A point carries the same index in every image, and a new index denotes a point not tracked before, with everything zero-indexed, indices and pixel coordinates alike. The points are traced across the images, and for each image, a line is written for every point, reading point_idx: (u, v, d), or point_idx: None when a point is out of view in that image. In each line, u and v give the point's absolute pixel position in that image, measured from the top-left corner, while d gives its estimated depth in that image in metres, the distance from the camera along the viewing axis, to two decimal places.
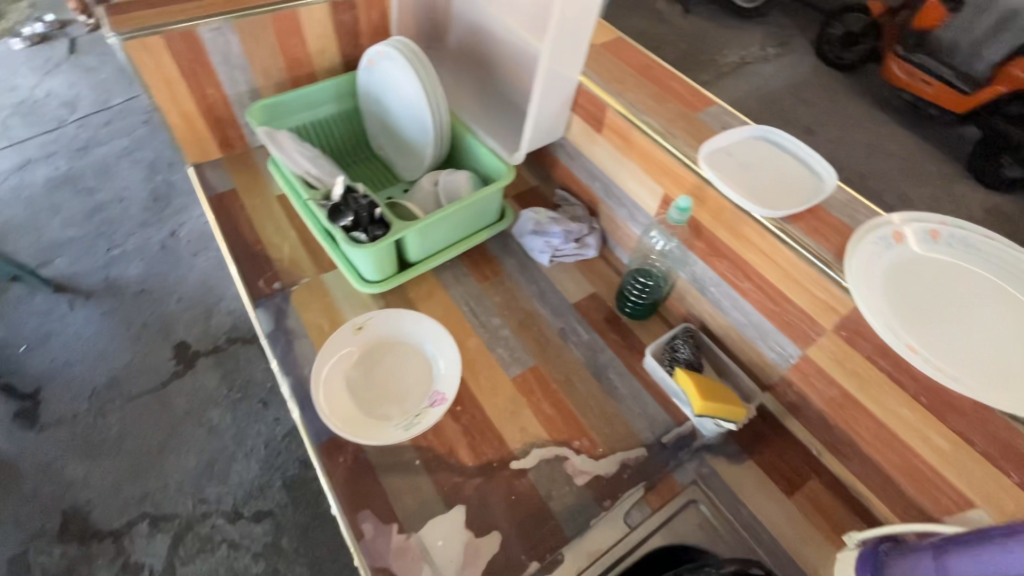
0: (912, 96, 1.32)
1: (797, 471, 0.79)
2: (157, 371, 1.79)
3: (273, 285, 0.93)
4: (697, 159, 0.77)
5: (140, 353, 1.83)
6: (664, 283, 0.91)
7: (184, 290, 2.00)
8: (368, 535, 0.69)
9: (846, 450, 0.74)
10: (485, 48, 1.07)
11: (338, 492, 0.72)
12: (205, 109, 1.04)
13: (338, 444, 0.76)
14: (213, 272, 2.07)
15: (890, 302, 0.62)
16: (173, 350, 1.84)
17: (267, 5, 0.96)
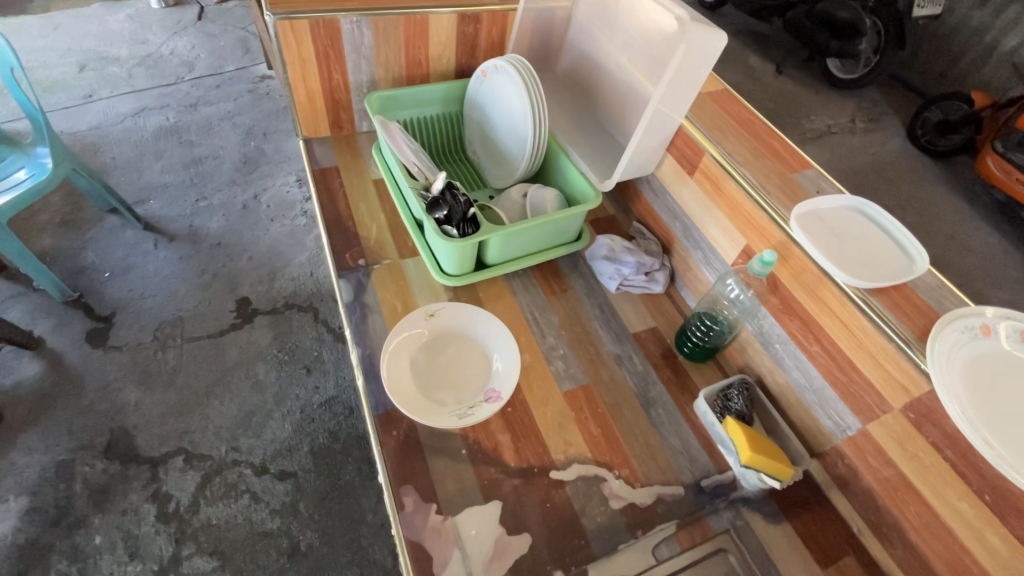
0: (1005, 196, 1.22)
1: (835, 545, 0.77)
2: (218, 320, 1.91)
3: (357, 260, 0.99)
4: (787, 218, 0.79)
5: (206, 300, 1.96)
6: (728, 333, 0.91)
7: (256, 250, 2.13)
8: (408, 509, 0.73)
9: (891, 534, 0.72)
10: (593, 78, 1.12)
11: (387, 463, 0.76)
12: (327, 90, 1.13)
13: (394, 418, 0.80)
14: (284, 238, 2.19)
15: (972, 394, 0.61)
16: (235, 303, 1.96)
17: (402, 8, 1.05)
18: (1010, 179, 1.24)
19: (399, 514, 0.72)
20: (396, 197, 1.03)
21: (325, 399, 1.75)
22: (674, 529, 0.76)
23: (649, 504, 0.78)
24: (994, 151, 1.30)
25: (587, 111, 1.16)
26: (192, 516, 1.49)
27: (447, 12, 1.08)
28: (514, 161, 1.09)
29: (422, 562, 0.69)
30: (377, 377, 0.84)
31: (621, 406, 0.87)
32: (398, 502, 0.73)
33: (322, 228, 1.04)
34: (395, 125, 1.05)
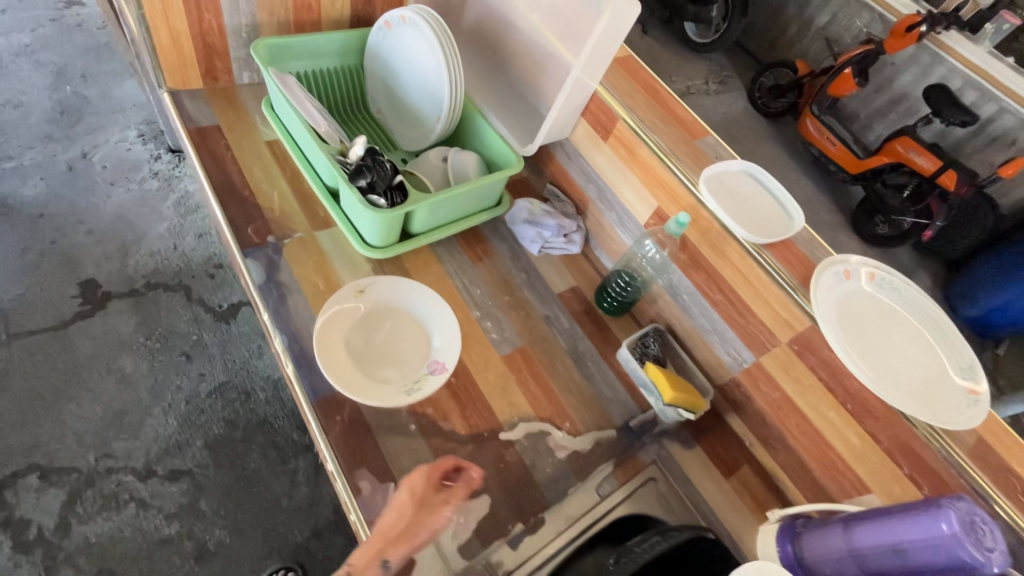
0: (819, 151, 1.48)
1: (734, 459, 0.92)
2: (58, 309, 1.59)
3: (264, 235, 0.89)
4: (697, 181, 0.87)
5: (37, 287, 1.62)
6: (641, 287, 1.01)
7: (96, 222, 1.78)
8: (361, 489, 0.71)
9: (777, 444, 0.88)
10: (503, 37, 1.10)
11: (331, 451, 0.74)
12: (197, 33, 0.96)
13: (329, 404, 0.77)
14: (132, 206, 1.86)
15: (842, 328, 0.75)
16: (78, 287, 1.64)
17: None
18: (822, 139, 1.49)
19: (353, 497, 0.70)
20: (304, 165, 0.94)
21: (214, 386, 1.57)
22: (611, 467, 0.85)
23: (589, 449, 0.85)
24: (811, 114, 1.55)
25: (495, 71, 1.13)
26: (63, 538, 1.29)
27: None
28: (428, 123, 1.03)
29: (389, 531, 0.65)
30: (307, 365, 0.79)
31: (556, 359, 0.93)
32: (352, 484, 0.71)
33: (214, 200, 0.90)
34: (294, 82, 0.93)
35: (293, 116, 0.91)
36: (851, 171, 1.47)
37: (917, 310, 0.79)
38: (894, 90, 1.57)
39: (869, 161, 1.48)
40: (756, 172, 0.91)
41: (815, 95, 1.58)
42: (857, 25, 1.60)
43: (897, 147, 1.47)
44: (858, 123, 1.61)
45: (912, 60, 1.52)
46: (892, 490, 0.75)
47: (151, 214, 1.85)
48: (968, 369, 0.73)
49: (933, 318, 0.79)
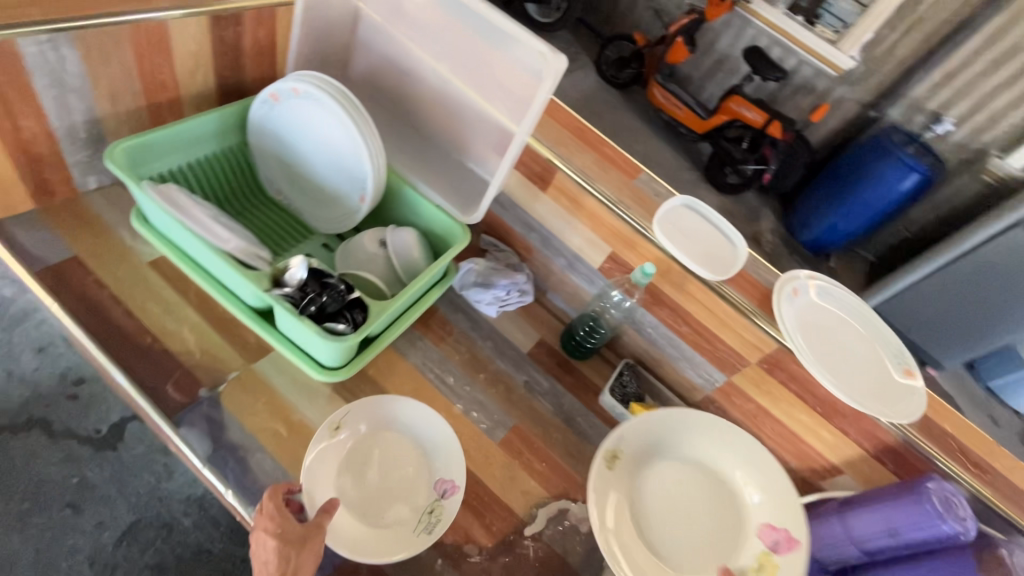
0: (669, 118, 1.59)
1: None
2: None
3: (191, 390, 0.73)
4: (652, 227, 0.88)
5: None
6: (606, 334, 1.00)
7: None
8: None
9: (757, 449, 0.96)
10: (406, 89, 0.99)
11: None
12: (15, 146, 0.72)
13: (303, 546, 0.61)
14: None
15: (810, 350, 0.82)
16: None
17: (121, 14, 0.71)
18: (670, 105, 1.57)
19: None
20: (220, 291, 0.78)
21: (120, 533, 1.32)
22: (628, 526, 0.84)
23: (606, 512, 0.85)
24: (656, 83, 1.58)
25: (405, 124, 1.03)
26: None
27: (195, 14, 0.78)
28: (349, 204, 0.91)
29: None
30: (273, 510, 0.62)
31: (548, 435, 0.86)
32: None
33: (107, 360, 0.71)
34: (183, 196, 0.76)
35: (195, 241, 0.74)
36: (699, 131, 1.57)
37: (851, 312, 0.90)
38: (718, 53, 1.61)
39: (713, 120, 1.55)
40: (695, 205, 0.94)
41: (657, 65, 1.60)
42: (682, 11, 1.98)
43: (733, 105, 1.53)
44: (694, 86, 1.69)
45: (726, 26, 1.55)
46: (862, 470, 0.86)
47: None
48: (900, 358, 0.85)
49: (864, 316, 0.90)
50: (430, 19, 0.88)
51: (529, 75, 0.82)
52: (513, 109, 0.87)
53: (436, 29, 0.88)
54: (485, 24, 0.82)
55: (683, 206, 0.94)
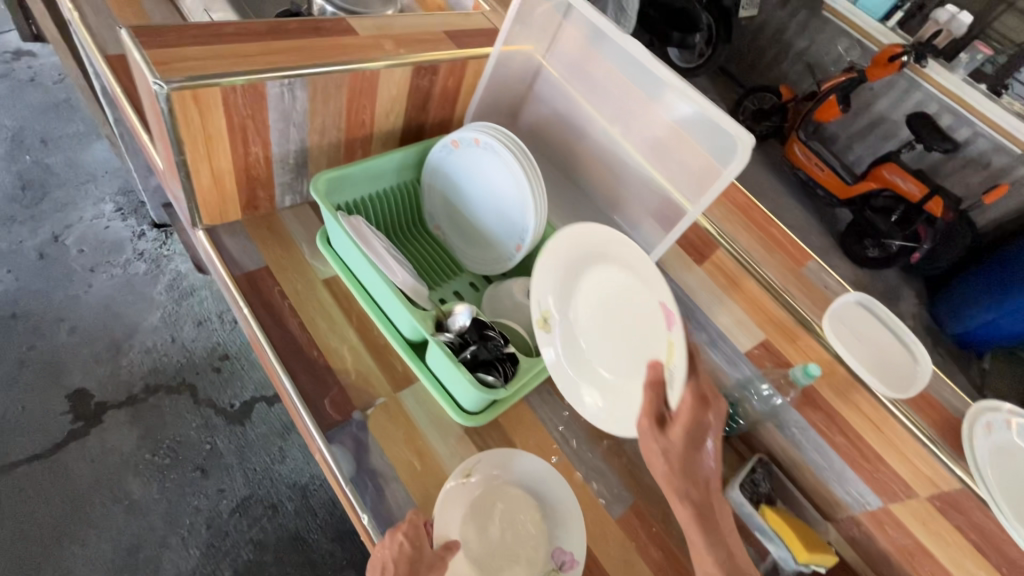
0: (808, 175, 1.91)
1: None
2: (48, 430, 1.42)
3: (344, 408, 0.78)
4: (822, 326, 0.82)
5: (19, 406, 1.43)
6: (744, 427, 0.94)
7: (81, 318, 1.60)
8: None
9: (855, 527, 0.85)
10: (572, 146, 1.01)
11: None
12: (241, 167, 0.83)
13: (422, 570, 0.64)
14: (118, 292, 1.67)
15: (1007, 503, 0.73)
16: (67, 401, 1.46)
17: (349, 62, 0.80)
18: (811, 164, 1.90)
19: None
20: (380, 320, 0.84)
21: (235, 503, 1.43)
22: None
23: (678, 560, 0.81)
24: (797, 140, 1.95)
25: (563, 175, 1.05)
26: None
27: (402, 64, 0.86)
28: (503, 250, 0.94)
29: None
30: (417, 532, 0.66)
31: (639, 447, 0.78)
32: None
33: (280, 367, 0.78)
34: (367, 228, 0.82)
35: (371, 271, 0.80)
36: (842, 195, 1.90)
37: None
38: (873, 114, 1.99)
39: (858, 186, 1.88)
40: (875, 307, 0.84)
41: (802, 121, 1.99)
42: (836, 49, 1.99)
43: (886, 174, 1.84)
44: (840, 144, 2.10)
45: (886, 87, 1.91)
46: None
47: (139, 301, 1.67)
48: None
49: None
50: (614, 84, 0.91)
51: (714, 153, 0.82)
52: (688, 181, 0.87)
53: (617, 93, 0.91)
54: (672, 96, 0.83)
55: (859, 305, 0.85)
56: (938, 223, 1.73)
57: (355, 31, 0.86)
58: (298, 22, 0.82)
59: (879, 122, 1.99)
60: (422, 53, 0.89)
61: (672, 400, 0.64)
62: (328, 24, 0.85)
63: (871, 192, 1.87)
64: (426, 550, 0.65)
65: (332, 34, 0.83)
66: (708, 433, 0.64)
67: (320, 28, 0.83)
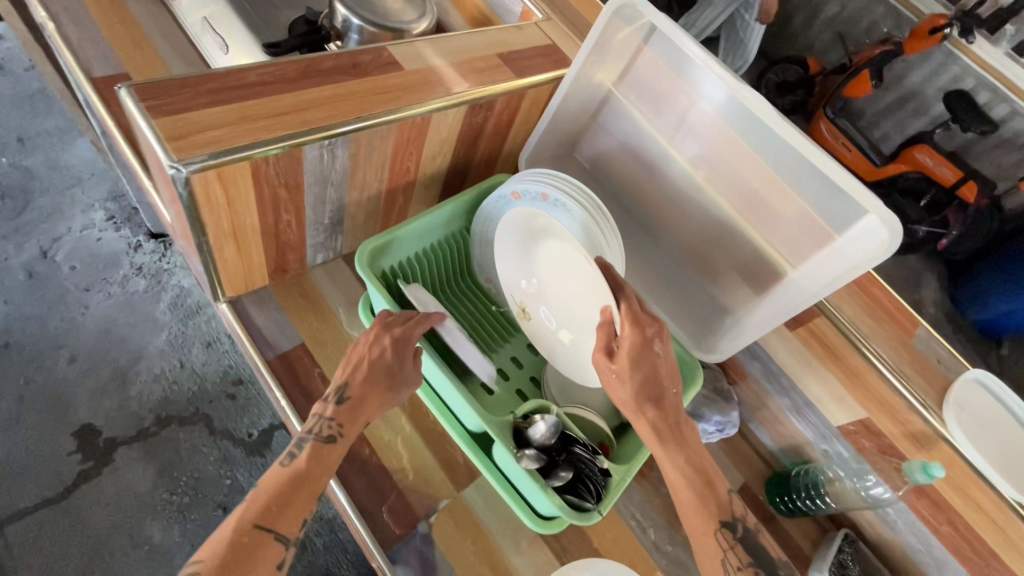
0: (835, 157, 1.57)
1: None
2: (58, 472, 1.33)
3: (405, 517, 0.69)
4: (945, 417, 0.72)
5: (24, 447, 1.34)
6: (832, 508, 0.84)
7: (81, 343, 1.48)
8: (317, 422, 0.63)
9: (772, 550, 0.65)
10: (641, 185, 0.88)
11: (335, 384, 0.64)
12: (271, 237, 0.71)
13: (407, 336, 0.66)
14: (119, 313, 1.54)
15: None
16: (74, 439, 1.37)
17: (396, 110, 0.66)
18: (838, 145, 1.56)
19: (301, 444, 0.62)
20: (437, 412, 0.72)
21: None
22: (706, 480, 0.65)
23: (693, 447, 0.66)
24: (825, 117, 1.58)
25: (629, 216, 0.92)
26: None
27: (456, 104, 0.72)
28: None
29: (271, 496, 0.57)
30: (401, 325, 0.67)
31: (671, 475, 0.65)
32: (338, 412, 0.63)
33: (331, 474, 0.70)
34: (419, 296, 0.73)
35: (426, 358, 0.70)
36: (868, 178, 1.51)
37: None
38: (904, 89, 1.55)
39: (889, 168, 1.47)
40: (1007, 397, 0.75)
41: (828, 97, 1.60)
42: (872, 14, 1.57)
43: (919, 156, 1.41)
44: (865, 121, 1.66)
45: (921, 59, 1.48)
46: None
47: (142, 322, 1.54)
48: None
49: None
50: (702, 123, 0.75)
51: (829, 217, 0.67)
52: (790, 245, 0.73)
53: (705, 132, 0.76)
54: (784, 149, 0.68)
55: (984, 390, 0.76)
56: (969, 207, 1.29)
57: (398, 64, 0.71)
58: (332, 57, 0.67)
59: (910, 98, 1.55)
60: (478, 87, 0.74)
61: (619, 334, 0.66)
62: (366, 56, 0.70)
63: (902, 175, 1.44)
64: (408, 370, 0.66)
65: (373, 71, 0.69)
66: (656, 348, 0.65)
67: (358, 63, 0.69)
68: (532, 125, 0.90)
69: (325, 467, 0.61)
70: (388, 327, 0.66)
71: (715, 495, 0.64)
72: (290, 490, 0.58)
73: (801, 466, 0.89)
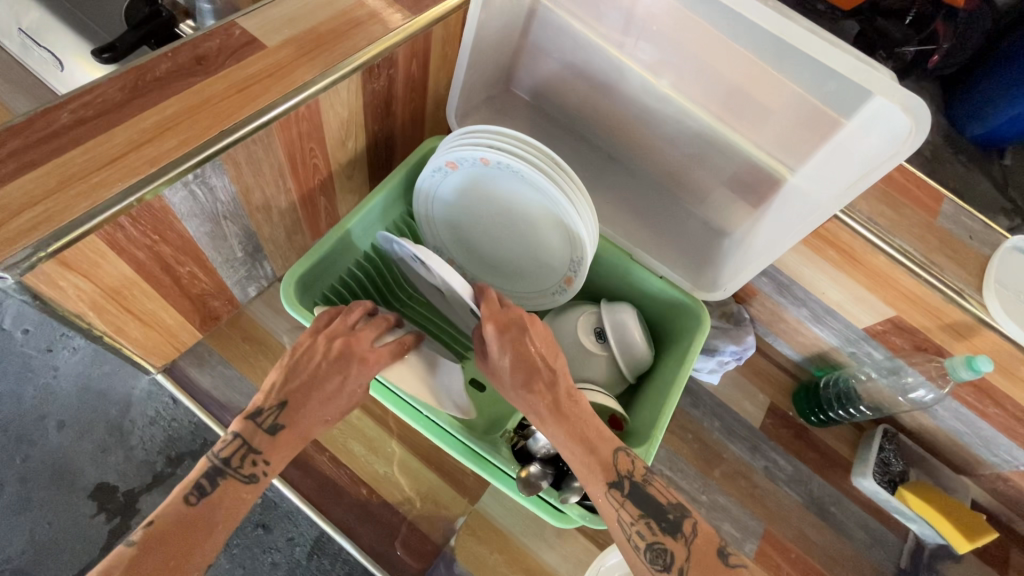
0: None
1: (1000, 546, 0.79)
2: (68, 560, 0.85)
3: (422, 543, 0.68)
4: (985, 302, 0.63)
5: (28, 531, 0.86)
6: (869, 413, 0.80)
7: None
8: (233, 447, 0.51)
9: (659, 488, 0.52)
10: (599, 107, 0.73)
11: (271, 392, 0.52)
12: (178, 291, 0.61)
13: (367, 360, 0.54)
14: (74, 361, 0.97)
15: None
16: (92, 501, 0.88)
17: (264, 106, 0.52)
18: None
19: (212, 475, 0.49)
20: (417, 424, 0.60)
21: (312, 546, 0.73)
22: (589, 446, 0.51)
23: (537, 374, 0.54)
24: None
25: (593, 147, 0.77)
26: None
27: (343, 75, 0.56)
28: (548, 281, 0.73)
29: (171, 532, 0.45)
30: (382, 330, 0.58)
31: (643, 484, 0.51)
32: (266, 444, 0.51)
33: (332, 527, 0.68)
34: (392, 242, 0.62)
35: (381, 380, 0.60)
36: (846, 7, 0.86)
37: None
38: None
39: None
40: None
41: None
42: None
43: None
44: None
45: None
46: None
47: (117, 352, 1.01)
48: None
49: None
50: (658, 18, 0.59)
51: (829, 102, 0.53)
52: (787, 147, 0.60)
53: (659, 26, 0.59)
54: (762, 31, 0.53)
55: None
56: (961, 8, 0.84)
57: (257, 41, 0.56)
58: (167, 57, 0.52)
59: None
60: (366, 45, 0.58)
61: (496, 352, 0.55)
62: (212, 42, 0.54)
63: None
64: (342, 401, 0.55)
65: (225, 61, 0.53)
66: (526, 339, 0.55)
67: (203, 56, 0.53)
68: (453, 66, 0.73)
69: (235, 512, 0.50)
70: (354, 340, 0.54)
71: (603, 459, 0.51)
72: (193, 526, 0.46)
73: (831, 374, 0.83)
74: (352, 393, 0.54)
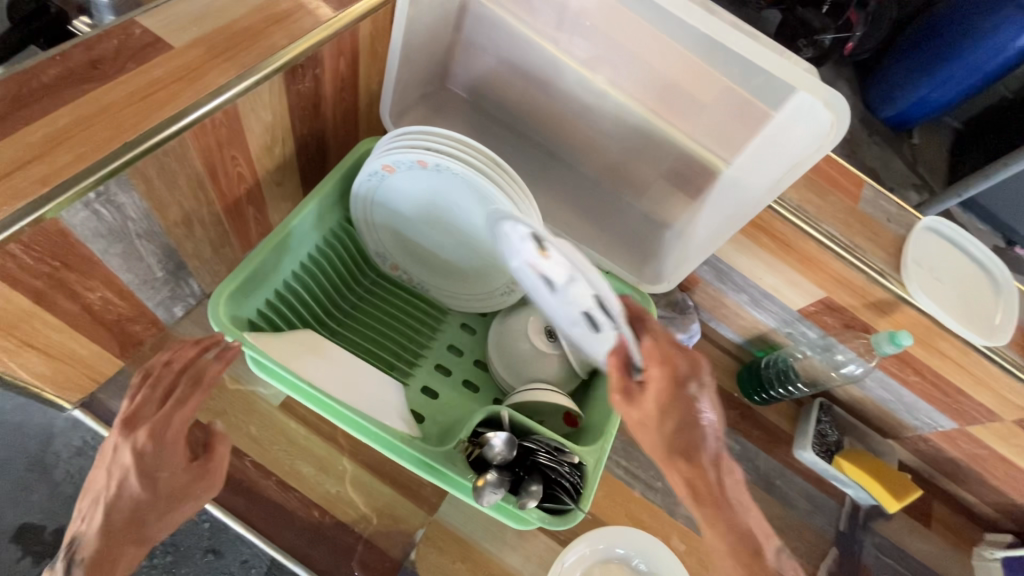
0: None
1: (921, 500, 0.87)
2: None
3: (380, 558, 0.66)
4: (902, 280, 0.68)
5: None
6: (806, 388, 0.85)
7: None
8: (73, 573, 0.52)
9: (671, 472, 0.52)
10: (537, 103, 0.72)
11: (97, 502, 0.53)
12: (90, 319, 0.55)
13: (163, 428, 0.52)
14: None
15: None
16: (14, 546, 0.80)
17: (172, 112, 0.47)
18: None
19: None
20: (367, 439, 0.59)
21: (268, 567, 0.67)
22: None
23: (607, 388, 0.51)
24: None
25: (535, 144, 0.77)
26: None
27: (264, 77, 0.52)
28: (495, 282, 0.72)
29: None
30: (169, 382, 0.54)
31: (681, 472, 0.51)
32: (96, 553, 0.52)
33: (284, 554, 0.65)
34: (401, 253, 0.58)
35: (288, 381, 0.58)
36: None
37: None
38: None
39: None
40: (965, 243, 0.73)
41: None
42: None
43: None
44: None
45: None
46: None
47: None
48: None
49: None
50: (590, 14, 0.58)
51: (756, 96, 0.54)
52: (720, 139, 0.61)
53: (591, 20, 0.59)
54: (691, 28, 0.53)
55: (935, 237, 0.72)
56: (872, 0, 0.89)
57: (162, 41, 0.51)
58: (57, 61, 0.47)
59: None
60: (287, 43, 0.54)
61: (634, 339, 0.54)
62: (109, 43, 0.49)
63: None
64: (186, 462, 0.54)
65: (125, 64, 0.49)
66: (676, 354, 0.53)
67: (99, 58, 0.48)
68: (384, 63, 0.70)
69: None
70: (134, 416, 0.52)
71: None
72: None
73: (770, 354, 0.87)
74: (166, 463, 0.52)
